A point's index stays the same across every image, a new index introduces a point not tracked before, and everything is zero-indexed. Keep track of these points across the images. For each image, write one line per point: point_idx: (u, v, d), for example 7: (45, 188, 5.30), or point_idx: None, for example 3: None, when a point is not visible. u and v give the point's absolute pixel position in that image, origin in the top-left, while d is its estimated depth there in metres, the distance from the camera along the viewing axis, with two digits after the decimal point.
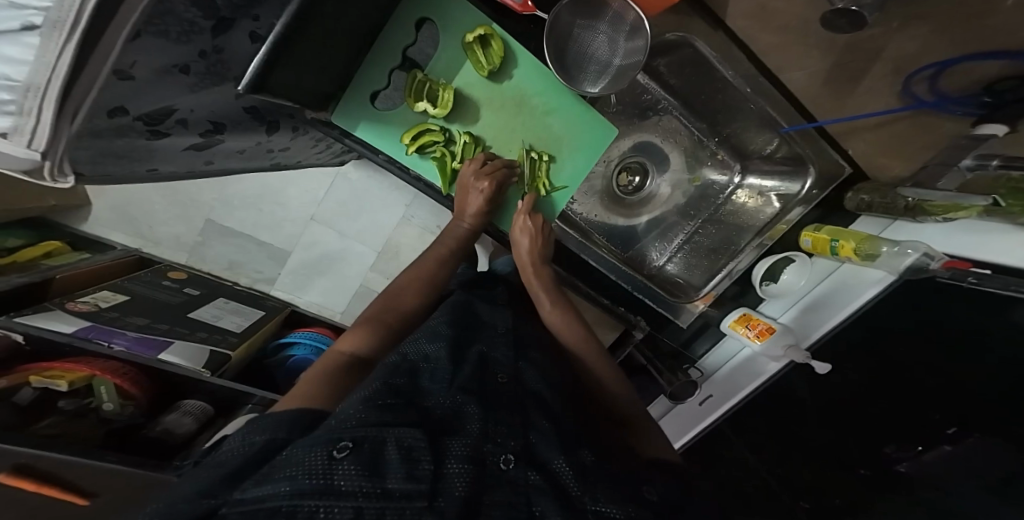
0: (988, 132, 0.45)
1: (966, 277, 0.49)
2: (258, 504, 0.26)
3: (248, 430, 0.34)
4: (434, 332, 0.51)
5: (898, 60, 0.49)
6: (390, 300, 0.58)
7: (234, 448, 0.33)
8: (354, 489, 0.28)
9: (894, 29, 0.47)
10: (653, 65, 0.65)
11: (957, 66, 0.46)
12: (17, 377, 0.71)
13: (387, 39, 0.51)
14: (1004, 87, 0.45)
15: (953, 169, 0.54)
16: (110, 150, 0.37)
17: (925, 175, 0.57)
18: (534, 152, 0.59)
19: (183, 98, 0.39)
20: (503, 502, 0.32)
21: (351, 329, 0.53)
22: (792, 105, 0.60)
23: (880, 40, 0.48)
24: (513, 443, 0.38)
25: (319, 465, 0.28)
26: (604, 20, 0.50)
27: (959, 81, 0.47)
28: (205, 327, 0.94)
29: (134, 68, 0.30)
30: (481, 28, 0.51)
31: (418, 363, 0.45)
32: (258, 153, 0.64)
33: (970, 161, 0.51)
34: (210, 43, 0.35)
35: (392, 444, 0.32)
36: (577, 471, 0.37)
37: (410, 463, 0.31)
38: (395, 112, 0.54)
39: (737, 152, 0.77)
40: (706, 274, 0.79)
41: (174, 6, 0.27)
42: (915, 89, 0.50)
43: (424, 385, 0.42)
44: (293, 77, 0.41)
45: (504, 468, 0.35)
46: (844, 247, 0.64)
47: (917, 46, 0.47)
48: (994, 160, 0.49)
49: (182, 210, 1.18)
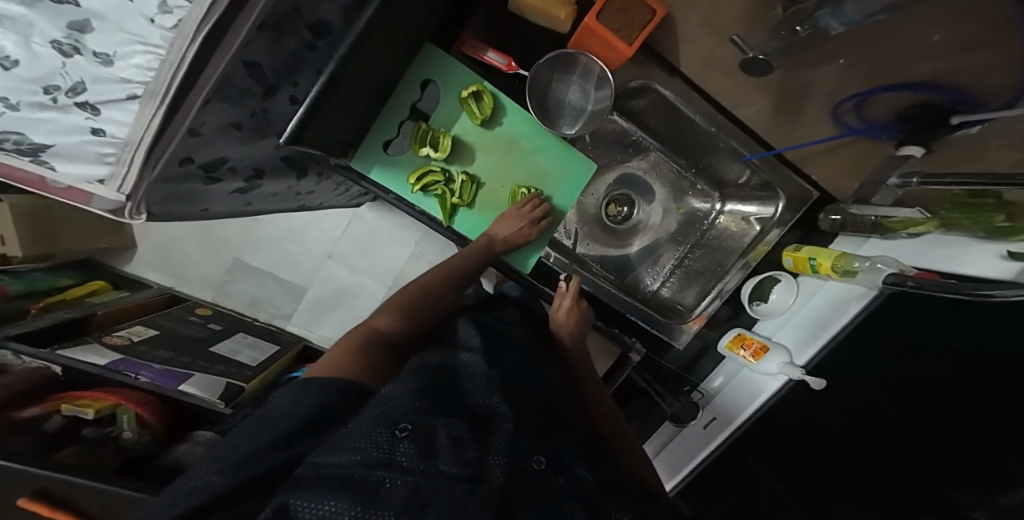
0: (908, 153, 0.51)
1: (907, 281, 0.53)
2: (332, 469, 0.29)
3: (298, 392, 0.39)
4: (467, 343, 0.57)
5: (828, 93, 0.53)
6: (425, 289, 0.62)
7: (286, 404, 0.37)
8: (414, 466, 0.31)
9: (822, 68, 0.51)
10: (630, 108, 0.74)
11: (877, 96, 0.50)
12: (50, 405, 0.78)
13: (397, 97, 0.61)
14: (913, 114, 0.50)
15: (884, 187, 0.61)
16: (175, 193, 0.45)
17: (863, 191, 0.64)
18: (524, 190, 0.66)
19: (233, 150, 0.47)
20: (531, 498, 0.37)
21: (383, 311, 0.58)
22: (750, 136, 0.66)
23: (804, 77, 0.52)
24: (540, 446, 0.43)
25: (384, 440, 0.32)
26: (575, 74, 0.59)
27: (879, 110, 0.52)
28: (225, 361, 0.99)
29: (202, 126, 0.39)
30: (473, 86, 0.60)
31: (456, 368, 0.51)
32: (288, 197, 0.73)
33: (897, 179, 0.58)
34: (260, 106, 0.44)
35: (442, 433, 0.36)
36: (596, 477, 0.45)
37: (458, 448, 0.35)
38: (404, 156, 0.63)
39: (714, 182, 0.83)
40: (698, 296, 0.82)
41: (234, 78, 0.37)
42: (844, 117, 0.55)
43: (463, 388, 0.47)
44: (323, 130, 0.49)
45: (537, 466, 0.41)
46: (822, 266, 0.67)
47: (839, 79, 0.51)
48: (914, 178, 0.56)
49: (213, 251, 1.29)
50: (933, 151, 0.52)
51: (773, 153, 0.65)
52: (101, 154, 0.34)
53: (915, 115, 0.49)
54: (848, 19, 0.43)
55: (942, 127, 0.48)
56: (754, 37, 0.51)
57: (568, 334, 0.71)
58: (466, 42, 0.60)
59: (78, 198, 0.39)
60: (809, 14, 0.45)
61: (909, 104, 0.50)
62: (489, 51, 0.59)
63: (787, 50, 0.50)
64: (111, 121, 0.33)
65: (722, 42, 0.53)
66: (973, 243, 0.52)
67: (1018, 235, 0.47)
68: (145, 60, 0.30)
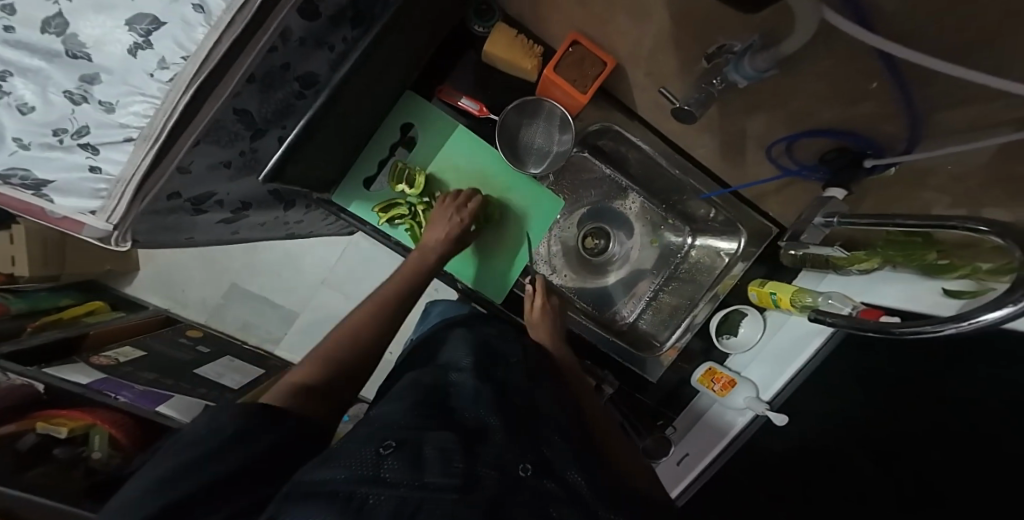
0: (832, 194, 0.50)
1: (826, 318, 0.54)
2: (317, 486, 0.31)
3: (210, 418, 0.39)
4: (457, 363, 0.58)
5: (757, 140, 0.55)
6: (350, 329, 0.58)
7: (199, 431, 0.38)
8: (397, 481, 0.33)
9: (749, 117, 0.52)
10: (601, 147, 0.78)
11: (800, 140, 0.50)
12: (25, 423, 0.79)
13: (378, 139, 0.67)
14: (830, 158, 0.49)
15: (811, 226, 0.56)
16: (163, 224, 0.49)
17: (797, 226, 0.60)
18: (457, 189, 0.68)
19: (222, 185, 0.52)
20: (527, 501, 0.37)
21: (302, 365, 0.54)
22: (710, 176, 0.70)
23: (738, 122, 0.54)
24: (531, 455, 0.43)
25: (370, 458, 0.35)
26: (541, 117, 0.65)
27: (807, 151, 0.52)
28: (207, 385, 1.00)
29: (191, 165, 0.43)
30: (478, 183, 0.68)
31: (449, 387, 0.53)
32: (277, 226, 0.77)
33: (822, 218, 0.53)
34: (248, 146, 0.49)
35: (430, 446, 0.38)
36: (589, 481, 0.43)
37: (445, 461, 0.36)
38: (382, 192, 0.68)
39: (685, 217, 0.86)
40: (671, 328, 0.84)
41: (223, 123, 0.42)
42: (781, 160, 0.56)
43: (453, 404, 0.49)
44: (304, 168, 0.54)
45: (527, 474, 0.40)
46: (782, 300, 0.70)
47: (764, 127, 0.52)
48: (835, 218, 0.51)
49: (209, 275, 1.33)
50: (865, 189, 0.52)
51: (729, 190, 0.69)
52: (95, 189, 0.39)
53: (831, 159, 0.49)
54: (748, 74, 0.41)
55: (860, 169, 0.47)
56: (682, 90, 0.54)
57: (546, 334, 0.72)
58: (444, 90, 0.66)
59: (71, 227, 0.43)
60: (722, 70, 0.44)
61: (828, 149, 0.49)
62: (462, 97, 0.66)
63: (708, 101, 0.50)
64: (109, 161, 0.37)
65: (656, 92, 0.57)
66: (918, 280, 0.54)
67: (952, 273, 0.48)
68: (143, 108, 0.35)
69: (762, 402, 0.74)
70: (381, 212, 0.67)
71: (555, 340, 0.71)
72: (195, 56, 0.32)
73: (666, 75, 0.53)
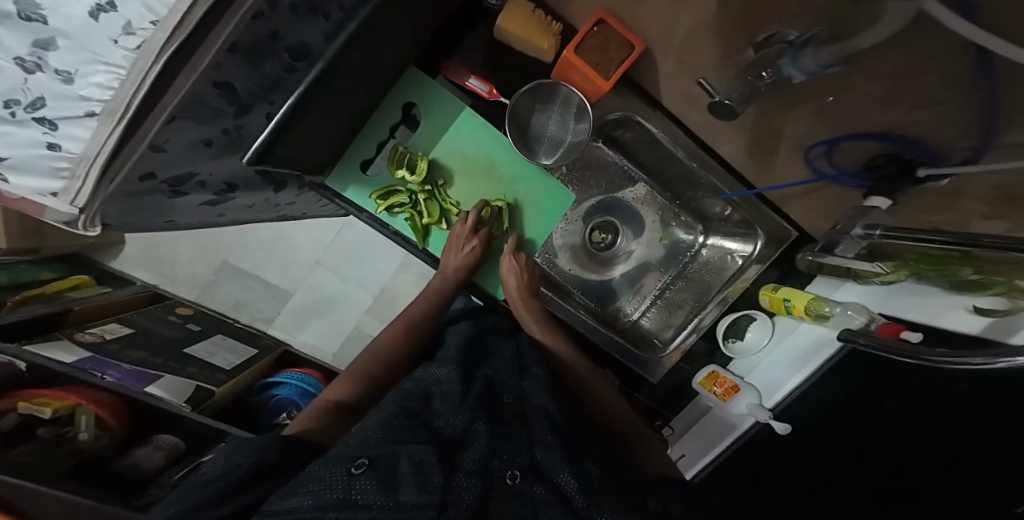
0: (875, 204, 0.49)
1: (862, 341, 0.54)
2: (287, 514, 0.30)
3: (231, 453, 0.39)
4: (445, 358, 0.57)
5: (796, 140, 0.51)
6: (378, 351, 0.63)
7: (218, 467, 0.38)
8: (369, 502, 0.31)
9: (786, 113, 0.48)
10: (615, 137, 0.74)
11: (842, 144, 0.47)
12: (6, 402, 0.75)
13: (376, 119, 0.62)
14: (880, 163, 0.45)
15: (848, 236, 0.55)
16: (134, 206, 0.46)
17: (831, 236, 0.59)
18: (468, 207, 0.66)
19: (203, 164, 0.47)
20: (511, 513, 0.35)
21: (339, 380, 0.59)
22: (732, 175, 0.66)
23: (775, 119, 0.50)
24: (519, 459, 0.41)
25: (339, 481, 0.32)
26: (555, 104, 0.60)
27: (851, 155, 0.48)
28: (198, 364, 0.97)
29: (166, 143, 0.39)
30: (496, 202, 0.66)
31: (431, 387, 0.51)
32: (267, 207, 0.73)
33: (861, 230, 0.52)
34: (232, 123, 0.44)
35: (405, 459, 0.36)
36: (581, 482, 0.39)
37: (421, 476, 0.35)
38: (381, 177, 0.63)
39: (698, 214, 0.82)
40: (677, 329, 0.81)
41: (202, 98, 0.37)
42: (816, 162, 0.52)
43: (435, 408, 0.47)
44: (294, 149, 0.49)
45: (512, 482, 0.38)
46: (796, 307, 0.67)
47: (805, 128, 0.48)
48: (877, 230, 0.50)
49: (200, 252, 1.29)
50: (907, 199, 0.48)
51: (754, 192, 0.65)
52: (56, 169, 0.35)
53: (879, 166, 0.45)
54: (809, 69, 0.37)
55: (907, 179, 0.44)
56: (720, 81, 0.49)
57: (514, 287, 0.66)
58: (449, 68, 0.61)
59: (35, 210, 0.41)
60: (772, 62, 0.40)
61: (872, 155, 0.46)
62: (471, 77, 0.61)
63: (752, 97, 0.45)
64: (68, 137, 0.33)
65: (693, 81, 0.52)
66: (942, 294, 0.52)
67: (982, 290, 0.47)
68: (107, 79, 0.30)
69: (765, 410, 0.72)
70: (379, 199, 0.62)
71: (525, 297, 0.66)
72: (166, 21, 0.27)
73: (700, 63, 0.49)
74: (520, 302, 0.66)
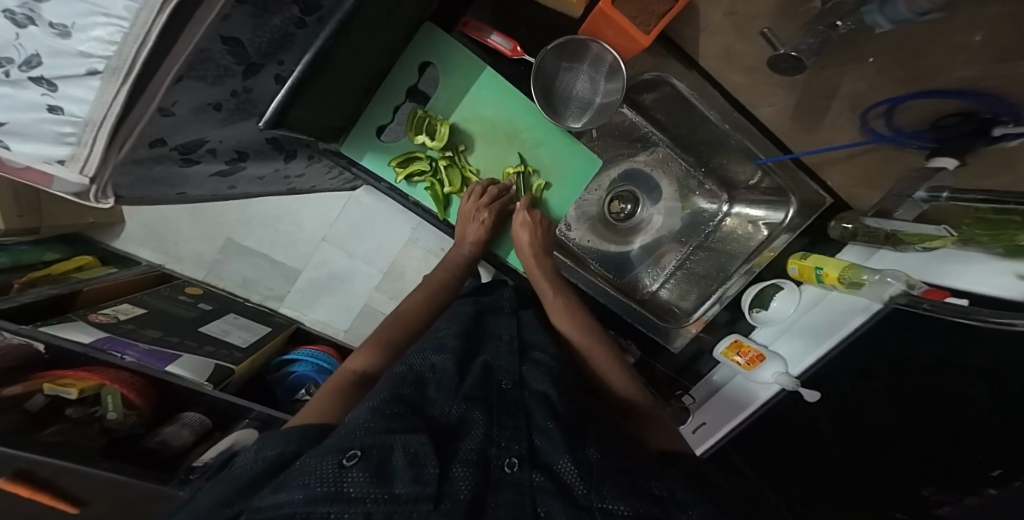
0: (940, 164, 0.48)
1: (921, 304, 0.52)
2: (276, 509, 0.28)
3: (260, 447, 0.37)
4: (441, 343, 0.54)
5: (854, 98, 0.53)
6: (396, 321, 0.62)
7: (247, 464, 0.36)
8: (363, 495, 0.30)
9: (848, 71, 0.51)
10: (640, 100, 0.69)
11: (909, 102, 0.50)
12: (32, 383, 0.76)
13: (393, 79, 0.57)
14: (950, 122, 0.48)
15: (909, 200, 0.57)
16: (148, 175, 0.43)
17: (883, 203, 0.61)
18: (477, 176, 0.63)
19: (213, 131, 0.44)
20: (507, 502, 0.34)
21: (359, 350, 0.58)
22: (768, 139, 0.63)
23: (835, 79, 0.53)
24: (517, 447, 0.40)
25: (330, 473, 0.31)
26: (586, 62, 0.56)
27: (912, 117, 0.51)
28: (213, 342, 0.97)
29: (174, 106, 0.36)
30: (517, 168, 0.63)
31: (425, 373, 0.48)
32: (276, 180, 0.70)
33: (924, 193, 0.53)
34: (241, 85, 0.41)
35: (399, 451, 0.34)
36: (583, 471, 0.38)
37: (416, 467, 0.33)
38: (398, 143, 0.60)
39: (723, 183, 0.79)
40: (698, 300, 0.80)
41: (210, 54, 0.34)
42: (873, 123, 0.54)
43: (430, 395, 0.45)
44: (307, 114, 0.46)
45: (510, 471, 0.37)
46: (828, 275, 0.64)
47: (868, 84, 0.51)
48: (944, 192, 0.51)
49: (204, 229, 1.27)
50: (967, 162, 0.50)
51: (790, 156, 0.62)
52: (59, 134, 0.32)
53: (947, 124, 0.48)
54: (898, 16, 0.42)
55: (979, 138, 0.46)
56: (784, 31, 0.51)
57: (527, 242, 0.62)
58: (469, 23, 0.56)
59: (42, 180, 0.38)
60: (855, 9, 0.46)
61: (950, 113, 0.49)
62: (493, 33, 0.56)
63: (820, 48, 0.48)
64: (70, 98, 0.30)
65: (748, 36, 0.53)
66: (988, 259, 0.50)
67: None
68: (107, 33, 0.25)
69: (791, 376, 0.72)
70: (398, 167, 0.59)
71: (538, 254, 0.63)
72: None
73: (760, 11, 0.51)
74: (532, 258, 0.63)
